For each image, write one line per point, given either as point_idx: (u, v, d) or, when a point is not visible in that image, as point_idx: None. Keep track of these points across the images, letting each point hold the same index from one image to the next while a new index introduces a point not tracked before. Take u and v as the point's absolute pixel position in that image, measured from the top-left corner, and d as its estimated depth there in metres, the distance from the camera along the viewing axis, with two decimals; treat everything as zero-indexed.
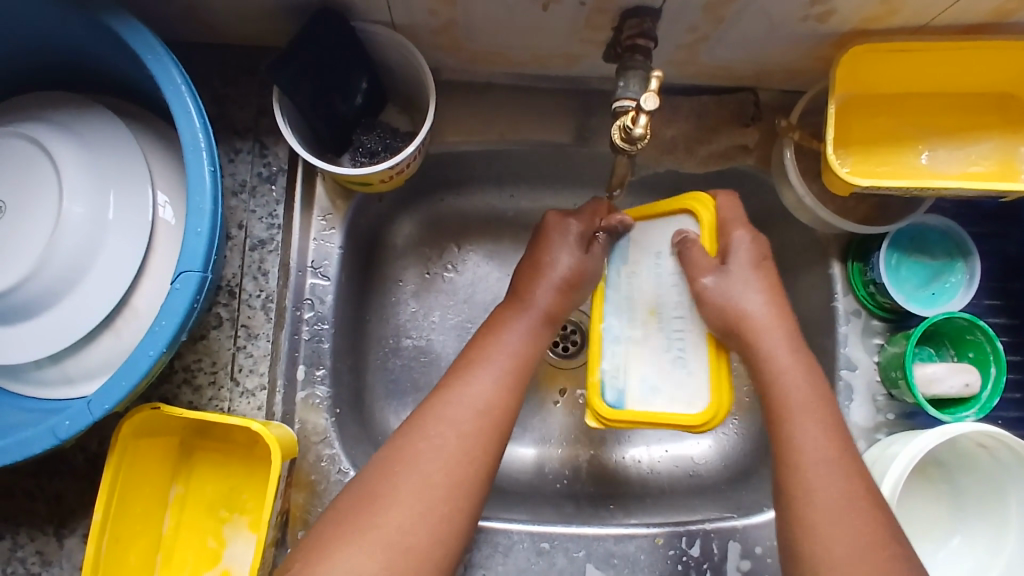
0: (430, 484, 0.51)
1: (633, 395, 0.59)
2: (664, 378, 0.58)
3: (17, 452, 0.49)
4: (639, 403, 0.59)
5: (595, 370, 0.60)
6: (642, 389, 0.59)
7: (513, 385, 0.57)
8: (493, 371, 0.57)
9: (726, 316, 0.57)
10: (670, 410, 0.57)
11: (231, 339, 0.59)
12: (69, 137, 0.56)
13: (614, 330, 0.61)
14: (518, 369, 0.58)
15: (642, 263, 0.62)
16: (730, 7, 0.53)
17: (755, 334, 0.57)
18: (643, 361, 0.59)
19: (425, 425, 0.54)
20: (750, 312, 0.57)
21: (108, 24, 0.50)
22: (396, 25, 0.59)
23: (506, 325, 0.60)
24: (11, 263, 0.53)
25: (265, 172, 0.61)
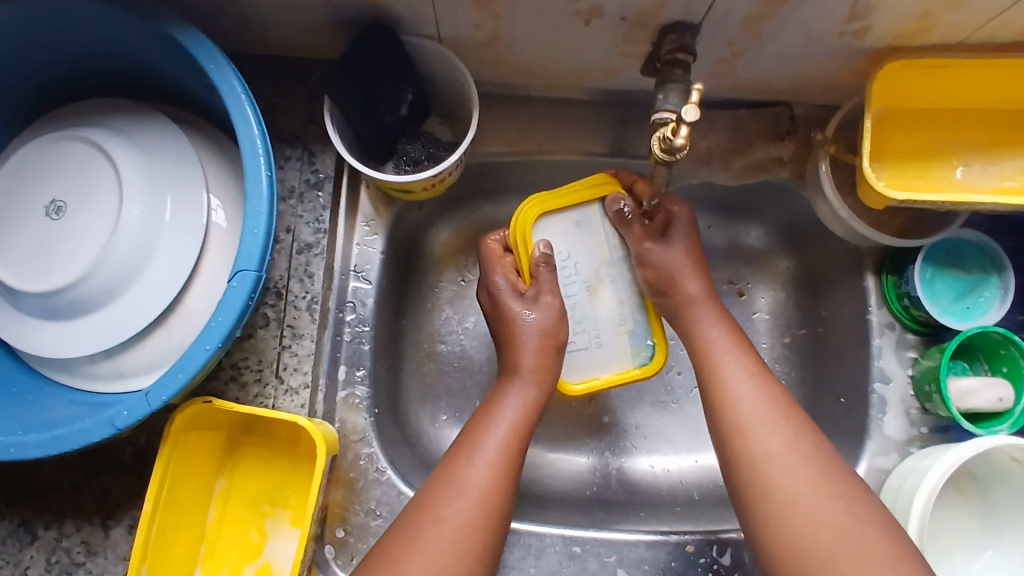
0: (430, 555, 0.51)
1: (597, 219, 0.66)
2: (570, 244, 0.66)
3: (78, 441, 0.51)
4: (594, 216, 0.66)
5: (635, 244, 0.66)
6: (585, 228, 0.66)
7: (517, 449, 0.57)
8: (487, 446, 0.57)
9: (662, 277, 0.63)
10: (591, 194, 0.65)
11: (277, 338, 0.61)
12: (129, 142, 0.59)
13: (625, 278, 0.66)
14: (517, 439, 0.58)
15: (613, 336, 0.67)
16: (769, 22, 0.54)
17: (703, 326, 0.61)
18: (592, 258, 0.66)
19: (442, 473, 0.55)
20: (682, 276, 0.63)
21: (172, 34, 0.53)
22: (442, 38, 0.61)
23: (500, 395, 0.61)
24: (72, 262, 0.55)
25: (313, 178, 0.64)
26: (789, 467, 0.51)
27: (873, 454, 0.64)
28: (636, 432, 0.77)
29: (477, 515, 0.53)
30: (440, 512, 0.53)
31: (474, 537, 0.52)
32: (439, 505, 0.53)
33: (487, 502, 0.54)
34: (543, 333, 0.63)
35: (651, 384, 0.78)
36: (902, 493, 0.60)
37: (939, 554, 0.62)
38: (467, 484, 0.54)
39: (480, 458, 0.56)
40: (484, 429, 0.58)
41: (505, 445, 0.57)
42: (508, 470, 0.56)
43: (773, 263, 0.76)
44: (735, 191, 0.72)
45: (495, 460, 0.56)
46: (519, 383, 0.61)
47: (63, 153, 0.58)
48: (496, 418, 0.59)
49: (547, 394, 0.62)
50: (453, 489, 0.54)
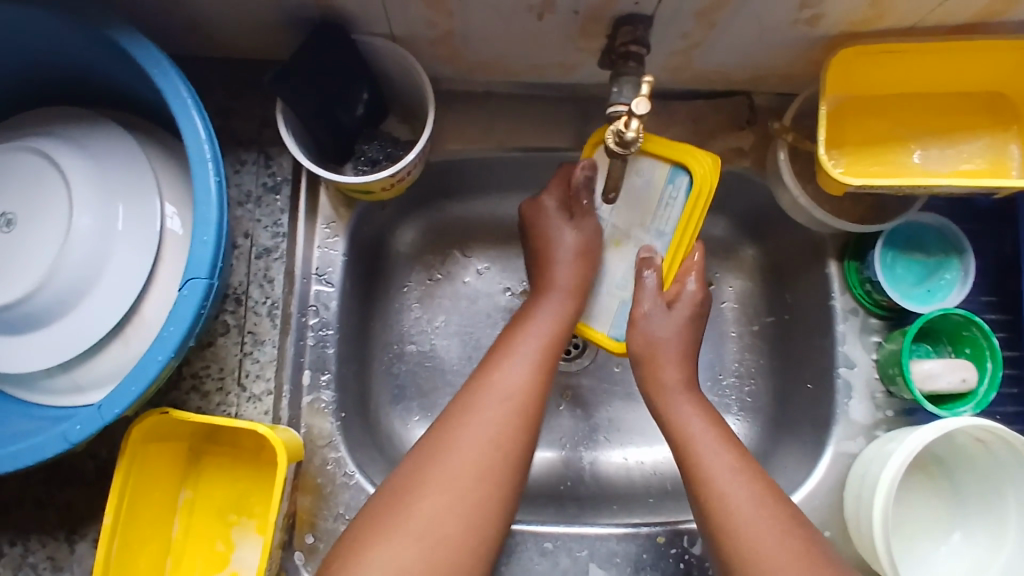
0: (434, 493, 0.52)
1: (660, 176, 0.61)
2: (624, 183, 0.62)
3: (33, 457, 0.50)
4: (660, 166, 0.61)
5: (683, 215, 0.61)
6: (646, 175, 0.61)
7: (547, 368, 0.59)
8: (521, 362, 0.59)
9: (643, 351, 0.62)
10: (666, 147, 0.60)
11: (238, 345, 0.60)
12: (79, 151, 0.58)
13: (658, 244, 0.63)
14: (548, 349, 0.60)
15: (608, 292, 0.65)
16: (721, 12, 0.54)
17: (683, 417, 0.59)
18: (637, 207, 0.63)
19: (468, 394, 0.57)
20: (664, 360, 0.62)
21: (115, 39, 0.52)
22: (395, 36, 0.60)
23: (534, 308, 0.63)
24: (23, 274, 0.54)
25: (270, 182, 0.63)
26: (737, 490, 0.54)
27: (839, 439, 0.65)
28: (609, 425, 0.76)
29: (500, 434, 0.55)
30: (458, 436, 0.54)
31: (495, 463, 0.54)
32: (454, 432, 0.54)
33: (517, 416, 0.56)
34: (584, 253, 0.63)
35: (623, 377, 0.78)
36: (867, 476, 0.60)
37: (905, 536, 0.62)
38: (482, 418, 0.55)
39: (514, 365, 0.58)
40: (512, 350, 0.60)
41: (539, 355, 0.59)
42: (538, 374, 0.58)
43: (740, 253, 0.76)
44: None
45: (529, 372, 0.58)
46: (556, 295, 0.63)
47: (11, 163, 0.57)
48: (529, 332, 0.61)
49: (580, 306, 0.63)
50: (479, 411, 0.55)
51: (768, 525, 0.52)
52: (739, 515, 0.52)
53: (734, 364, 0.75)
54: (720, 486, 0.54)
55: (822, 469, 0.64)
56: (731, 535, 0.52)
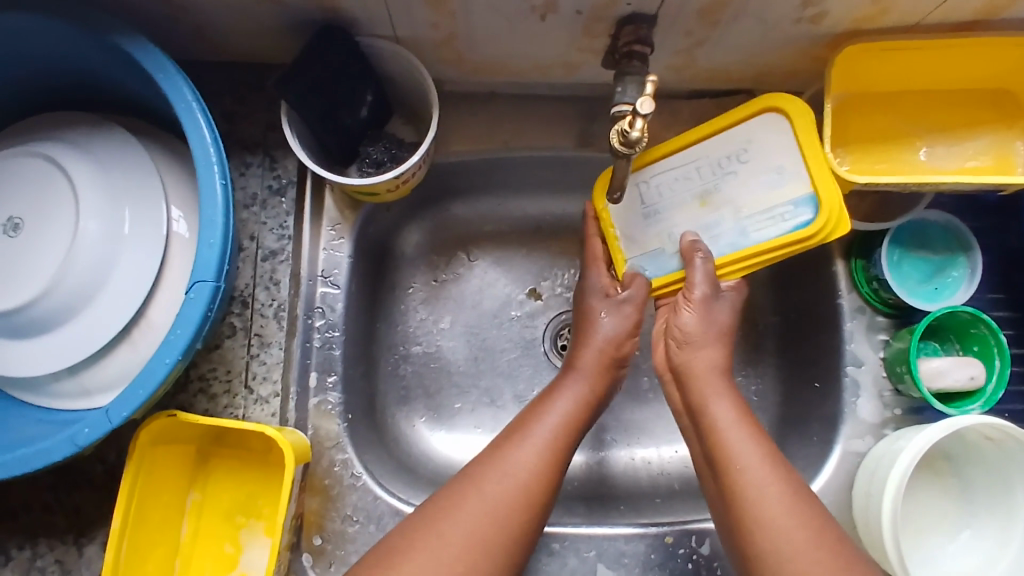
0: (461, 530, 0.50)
1: (793, 190, 0.59)
2: (759, 163, 0.60)
3: (41, 460, 0.50)
4: (799, 182, 0.59)
5: (776, 239, 0.58)
6: (788, 177, 0.59)
7: (566, 441, 0.57)
8: (531, 446, 0.55)
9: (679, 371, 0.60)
10: (823, 167, 0.58)
11: (245, 348, 0.60)
12: (85, 156, 0.58)
13: (731, 240, 0.60)
14: (565, 440, 0.57)
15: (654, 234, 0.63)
16: (724, 10, 0.54)
17: (707, 400, 0.57)
18: (746, 199, 0.60)
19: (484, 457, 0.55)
20: (703, 376, 0.58)
21: (120, 45, 0.52)
22: (398, 38, 0.61)
23: (557, 389, 0.61)
24: (31, 279, 0.54)
25: (275, 185, 0.63)
26: (765, 483, 0.51)
27: (847, 438, 0.64)
28: (615, 426, 0.76)
29: (512, 501, 0.52)
30: (482, 485, 0.53)
31: (507, 519, 0.52)
32: (481, 478, 0.53)
33: (531, 489, 0.53)
34: (611, 340, 0.62)
35: (629, 377, 0.78)
36: (876, 476, 0.60)
37: (915, 536, 0.62)
38: (507, 475, 0.53)
39: (528, 444, 0.55)
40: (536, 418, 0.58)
41: (555, 433, 0.57)
42: (554, 465, 0.56)
43: None
44: None
45: (544, 450, 0.56)
46: (576, 377, 0.61)
47: (18, 169, 0.57)
48: (548, 410, 0.58)
49: (603, 392, 0.62)
50: (495, 475, 0.53)
51: (795, 515, 0.49)
52: (767, 507, 0.50)
53: (741, 363, 0.75)
54: (746, 477, 0.52)
55: (830, 468, 0.64)
56: (755, 525, 0.50)
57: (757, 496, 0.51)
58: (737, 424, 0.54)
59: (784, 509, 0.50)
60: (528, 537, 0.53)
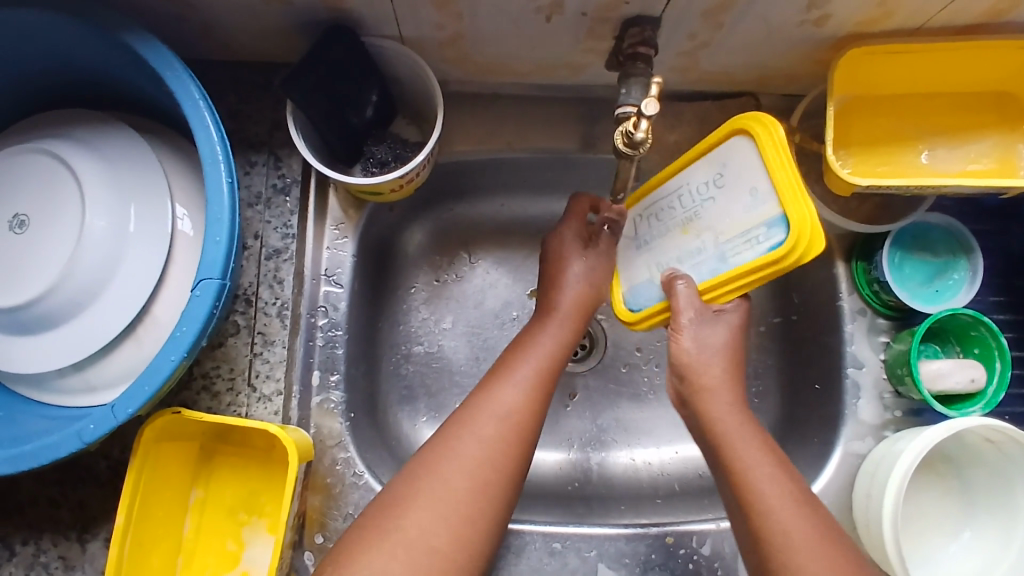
0: (445, 494, 0.51)
1: (765, 211, 0.52)
2: (738, 182, 0.54)
3: (46, 455, 0.50)
4: (770, 205, 0.52)
5: (752, 263, 0.53)
6: (760, 200, 0.52)
7: (545, 385, 0.58)
8: (516, 385, 0.57)
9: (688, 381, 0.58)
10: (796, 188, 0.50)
11: (248, 346, 0.61)
12: (92, 153, 0.58)
13: (710, 266, 0.56)
14: (546, 376, 0.59)
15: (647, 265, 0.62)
16: (729, 13, 0.54)
17: (705, 400, 0.57)
18: (724, 225, 0.55)
19: (466, 412, 0.55)
20: (711, 386, 0.57)
21: (128, 43, 0.52)
22: (404, 39, 0.61)
23: (536, 334, 0.63)
24: (37, 275, 0.55)
25: (280, 183, 0.63)
26: (770, 482, 0.52)
27: (848, 439, 0.65)
28: (616, 426, 0.77)
29: (504, 441, 0.54)
30: (468, 430, 0.54)
31: (505, 460, 0.53)
32: (455, 438, 0.54)
33: (516, 428, 0.55)
34: (588, 285, 0.65)
35: (630, 377, 0.78)
36: (876, 476, 0.60)
37: (916, 537, 0.62)
38: (493, 416, 0.55)
39: (512, 385, 0.57)
40: (519, 359, 0.60)
41: (537, 376, 0.58)
42: (538, 399, 0.57)
43: None
44: None
45: (528, 389, 0.57)
46: (554, 321, 0.63)
47: (25, 165, 0.57)
48: (527, 353, 0.60)
49: (577, 331, 0.64)
50: (486, 412, 0.55)
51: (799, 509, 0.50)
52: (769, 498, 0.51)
53: (742, 364, 0.75)
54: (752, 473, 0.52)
55: (831, 469, 0.64)
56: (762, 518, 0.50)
57: (768, 493, 0.51)
58: (737, 425, 0.55)
59: (792, 516, 0.50)
60: (518, 473, 0.54)
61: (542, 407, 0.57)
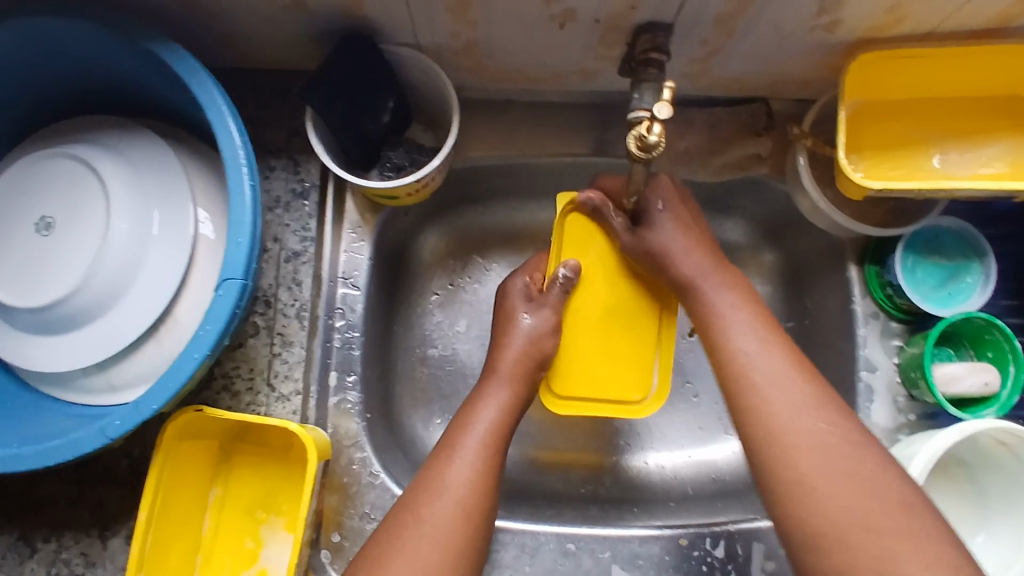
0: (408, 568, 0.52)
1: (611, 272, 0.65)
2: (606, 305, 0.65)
3: (70, 451, 0.51)
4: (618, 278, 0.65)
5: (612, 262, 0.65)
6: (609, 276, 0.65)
7: (496, 452, 0.58)
8: (465, 461, 0.57)
9: (654, 254, 0.61)
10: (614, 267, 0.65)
11: (267, 346, 0.62)
12: (116, 158, 0.60)
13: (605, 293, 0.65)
14: (496, 443, 0.59)
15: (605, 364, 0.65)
16: (740, 19, 0.55)
17: (716, 312, 0.58)
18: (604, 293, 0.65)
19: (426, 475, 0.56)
20: (675, 258, 0.60)
21: (155, 51, 0.54)
22: (421, 46, 0.62)
23: (480, 396, 0.61)
24: (63, 276, 0.56)
25: (298, 188, 0.64)
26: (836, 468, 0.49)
27: None
28: (629, 430, 0.77)
29: (457, 514, 0.54)
30: (421, 512, 0.54)
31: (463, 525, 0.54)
32: (422, 505, 0.54)
33: (467, 503, 0.55)
34: (534, 342, 0.63)
35: None
36: None
37: None
38: (444, 496, 0.55)
39: (460, 461, 0.57)
40: (465, 429, 0.59)
41: (488, 439, 0.58)
42: (487, 475, 0.57)
43: (758, 258, 0.77)
44: (717, 189, 0.73)
45: (477, 460, 0.57)
46: (497, 382, 0.62)
47: (51, 169, 0.59)
48: (473, 421, 0.59)
49: (525, 390, 0.62)
50: (435, 491, 0.55)
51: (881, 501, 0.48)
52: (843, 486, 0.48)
53: None
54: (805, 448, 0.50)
55: None
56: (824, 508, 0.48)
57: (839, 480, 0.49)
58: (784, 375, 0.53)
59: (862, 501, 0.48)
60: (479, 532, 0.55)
61: (494, 474, 0.57)
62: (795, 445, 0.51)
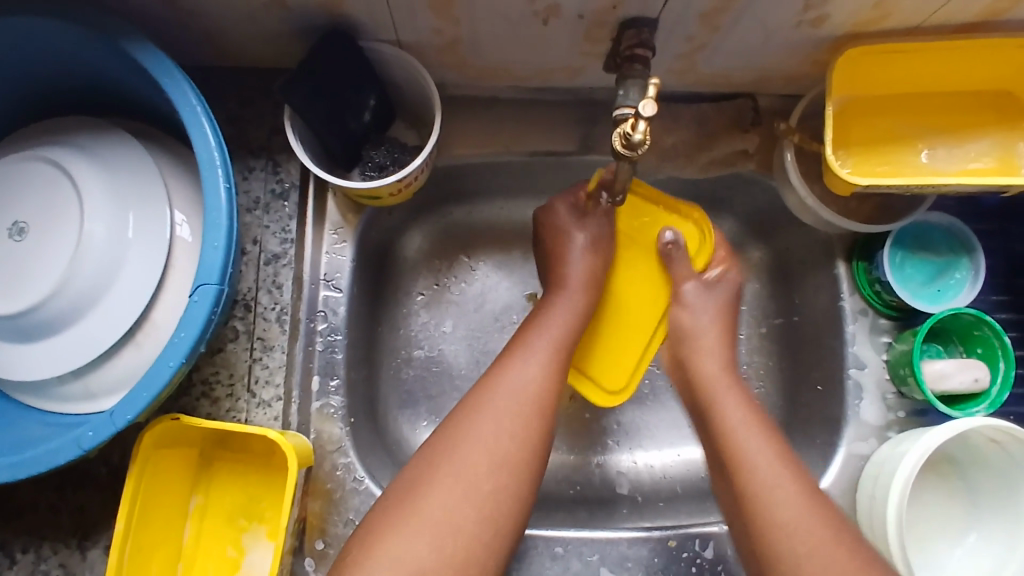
0: (438, 504, 0.50)
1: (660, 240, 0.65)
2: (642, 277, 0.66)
3: (44, 463, 0.50)
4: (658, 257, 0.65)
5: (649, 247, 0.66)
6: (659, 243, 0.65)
7: (557, 370, 0.57)
8: (519, 383, 0.55)
9: (676, 325, 0.63)
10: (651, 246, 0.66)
11: (247, 351, 0.60)
12: (90, 160, 0.58)
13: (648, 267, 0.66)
14: (557, 360, 0.58)
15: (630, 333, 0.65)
16: (726, 14, 0.54)
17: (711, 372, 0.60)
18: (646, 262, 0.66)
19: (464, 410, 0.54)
20: (697, 331, 0.62)
21: (127, 50, 0.52)
22: (402, 43, 0.61)
23: (546, 314, 0.61)
24: (36, 282, 0.55)
25: (278, 189, 0.63)
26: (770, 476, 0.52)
27: (850, 440, 0.64)
28: (617, 430, 0.76)
29: (510, 438, 0.53)
30: (461, 440, 0.52)
31: (518, 449, 0.53)
32: (457, 436, 0.53)
33: (521, 424, 0.53)
34: (592, 254, 0.63)
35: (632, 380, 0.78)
36: (880, 478, 0.60)
37: (921, 540, 0.62)
38: (492, 421, 0.53)
39: (512, 383, 0.55)
40: (518, 352, 0.57)
41: (547, 358, 0.57)
42: (548, 392, 0.56)
43: (747, 254, 0.76)
44: (705, 186, 0.72)
45: (536, 377, 0.56)
46: (566, 299, 0.61)
47: (23, 172, 0.57)
48: (532, 340, 0.58)
49: (593, 305, 0.62)
50: (478, 419, 0.53)
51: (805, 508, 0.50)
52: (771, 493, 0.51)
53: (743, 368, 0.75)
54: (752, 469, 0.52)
55: (834, 470, 0.64)
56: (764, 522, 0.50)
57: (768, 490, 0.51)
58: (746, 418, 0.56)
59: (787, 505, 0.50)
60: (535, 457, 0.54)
61: (555, 390, 0.56)
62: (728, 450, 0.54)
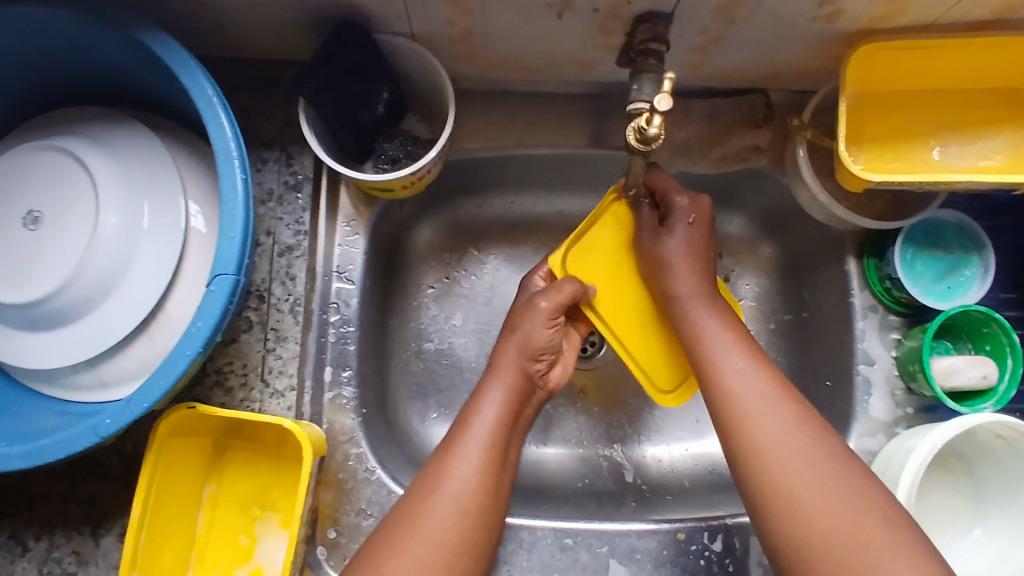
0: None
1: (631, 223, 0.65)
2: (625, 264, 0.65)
3: (62, 450, 0.50)
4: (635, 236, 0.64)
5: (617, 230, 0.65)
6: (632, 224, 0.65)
7: (500, 446, 0.56)
8: (466, 466, 0.54)
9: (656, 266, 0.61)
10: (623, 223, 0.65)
11: (261, 342, 0.61)
12: (105, 150, 0.58)
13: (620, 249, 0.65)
14: (498, 438, 0.57)
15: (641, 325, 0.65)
16: (741, 9, 0.54)
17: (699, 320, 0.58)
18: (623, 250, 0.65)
19: (419, 491, 0.54)
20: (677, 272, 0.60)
21: (144, 41, 0.52)
22: (416, 36, 0.61)
23: (481, 390, 0.59)
24: (51, 271, 0.55)
25: (291, 180, 0.63)
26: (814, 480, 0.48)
27: (859, 435, 0.65)
28: (625, 424, 0.77)
29: (461, 524, 0.53)
30: (418, 526, 0.52)
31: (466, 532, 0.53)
32: (415, 521, 0.52)
33: (470, 509, 0.53)
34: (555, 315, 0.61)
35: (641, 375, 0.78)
36: (888, 474, 0.60)
37: (928, 535, 0.62)
38: (444, 507, 0.53)
39: (461, 467, 0.54)
40: (464, 430, 0.57)
41: (491, 437, 0.56)
42: (491, 473, 0.55)
43: (757, 250, 0.77)
44: (716, 181, 0.72)
45: (480, 460, 0.55)
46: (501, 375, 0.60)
47: (37, 162, 0.58)
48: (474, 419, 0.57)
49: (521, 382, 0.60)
50: (432, 504, 0.53)
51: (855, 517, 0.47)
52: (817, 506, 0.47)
53: None
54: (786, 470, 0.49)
55: None
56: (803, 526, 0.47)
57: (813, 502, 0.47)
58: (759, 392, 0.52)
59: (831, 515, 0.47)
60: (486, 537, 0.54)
61: (500, 470, 0.56)
62: (762, 447, 0.50)
